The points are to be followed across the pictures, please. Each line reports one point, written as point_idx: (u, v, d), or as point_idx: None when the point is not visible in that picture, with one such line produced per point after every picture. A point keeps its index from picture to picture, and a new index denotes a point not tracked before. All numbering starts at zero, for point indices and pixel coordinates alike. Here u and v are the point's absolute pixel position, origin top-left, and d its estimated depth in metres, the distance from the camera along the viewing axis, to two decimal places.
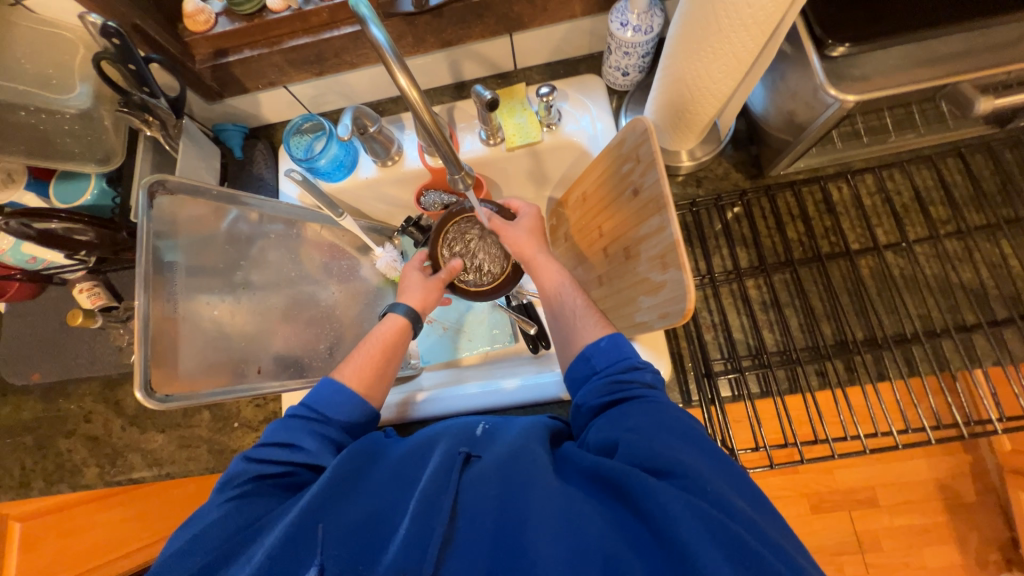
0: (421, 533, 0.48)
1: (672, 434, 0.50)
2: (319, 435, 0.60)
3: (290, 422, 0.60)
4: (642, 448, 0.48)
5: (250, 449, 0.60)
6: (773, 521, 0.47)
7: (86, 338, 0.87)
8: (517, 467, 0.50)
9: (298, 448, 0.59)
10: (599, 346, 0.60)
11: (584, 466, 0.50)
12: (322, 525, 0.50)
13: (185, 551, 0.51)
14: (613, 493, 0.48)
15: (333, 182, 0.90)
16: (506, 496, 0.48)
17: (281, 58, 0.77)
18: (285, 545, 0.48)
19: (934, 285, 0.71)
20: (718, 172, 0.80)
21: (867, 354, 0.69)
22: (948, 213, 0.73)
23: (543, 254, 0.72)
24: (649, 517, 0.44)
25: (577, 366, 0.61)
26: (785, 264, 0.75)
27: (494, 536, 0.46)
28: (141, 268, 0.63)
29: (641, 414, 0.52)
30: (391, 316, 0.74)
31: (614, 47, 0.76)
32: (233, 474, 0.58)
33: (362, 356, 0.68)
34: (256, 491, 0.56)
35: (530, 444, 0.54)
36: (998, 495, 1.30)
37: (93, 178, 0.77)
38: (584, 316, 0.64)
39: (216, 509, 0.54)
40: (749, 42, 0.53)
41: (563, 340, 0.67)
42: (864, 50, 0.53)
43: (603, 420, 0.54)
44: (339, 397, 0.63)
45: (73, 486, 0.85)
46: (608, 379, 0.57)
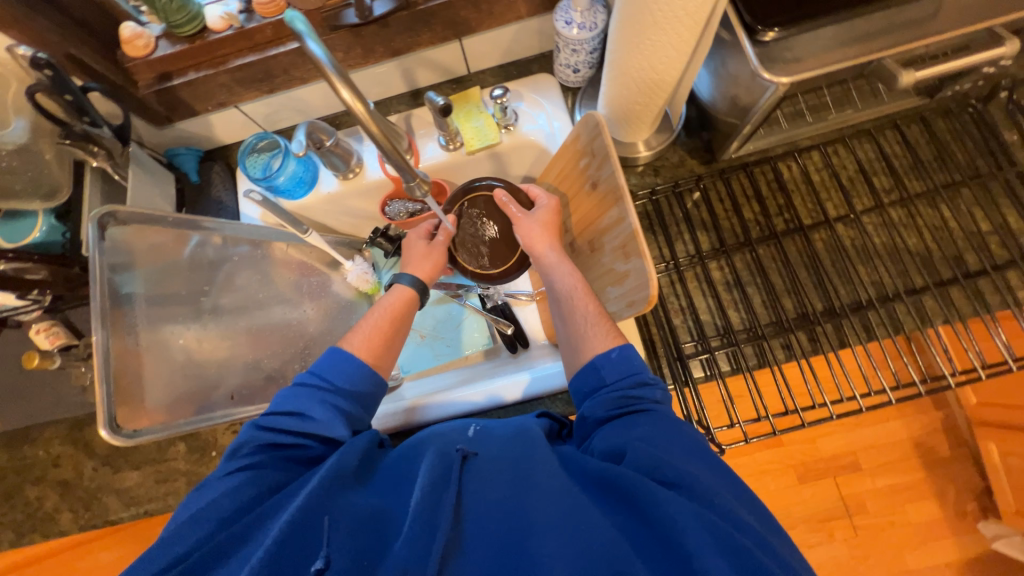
0: (424, 533, 0.48)
1: (677, 445, 0.51)
2: (330, 406, 0.59)
3: (300, 391, 0.59)
4: (650, 456, 0.50)
5: (259, 418, 0.58)
6: (768, 525, 0.49)
7: (48, 381, 0.84)
8: (525, 473, 0.52)
9: (309, 419, 0.58)
10: (610, 359, 0.59)
11: (589, 470, 0.52)
12: (328, 519, 0.48)
13: (191, 521, 0.49)
14: (616, 496, 0.49)
15: (295, 199, 0.89)
16: (512, 498, 0.50)
17: (228, 78, 0.76)
18: (296, 529, 0.47)
19: (884, 252, 0.74)
20: (673, 160, 0.82)
21: (828, 324, 0.72)
22: (890, 182, 0.77)
23: (554, 253, 0.70)
24: (653, 519, 0.46)
25: (587, 376, 0.60)
26: (744, 245, 0.78)
27: (502, 540, 0.48)
28: (96, 301, 0.61)
29: (649, 426, 0.53)
30: (397, 286, 0.73)
31: (562, 45, 0.78)
32: (241, 442, 0.56)
33: (369, 326, 0.68)
34: (265, 463, 0.54)
35: (532, 449, 0.56)
36: (968, 446, 1.37)
37: (41, 215, 0.74)
38: (595, 326, 0.63)
39: (222, 481, 0.52)
40: (685, 29, 0.55)
41: (571, 345, 0.66)
42: (792, 33, 0.56)
43: (610, 428, 0.56)
44: (349, 366, 0.62)
45: (46, 535, 0.82)
46: (618, 393, 0.57)
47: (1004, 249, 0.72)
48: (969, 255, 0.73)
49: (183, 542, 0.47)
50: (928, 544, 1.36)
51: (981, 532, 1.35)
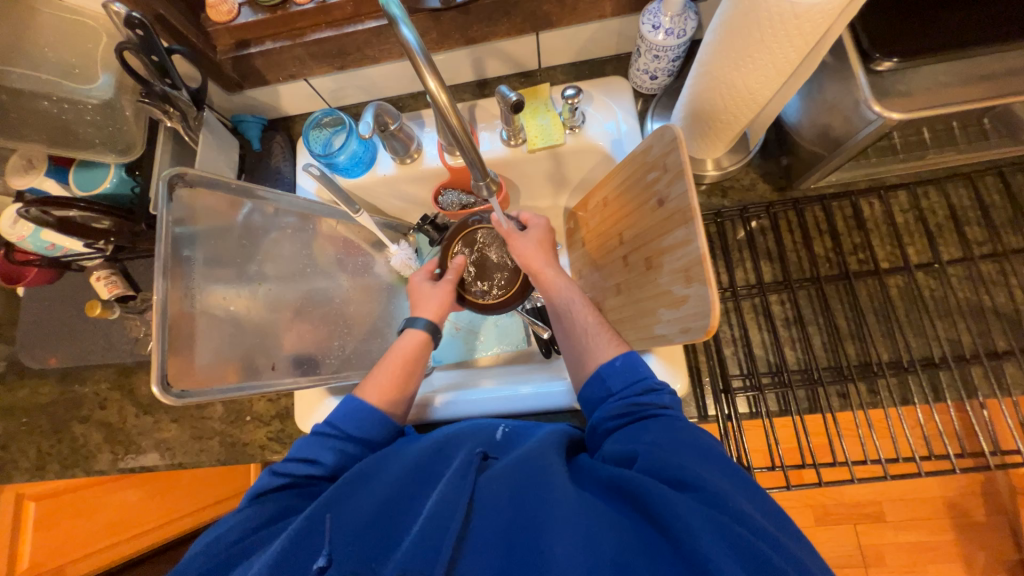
0: (437, 532, 0.46)
1: (691, 451, 0.50)
2: (341, 451, 0.60)
3: (315, 437, 0.60)
4: (663, 461, 0.48)
5: (275, 463, 0.60)
6: (794, 537, 0.46)
7: (102, 326, 0.88)
8: (536, 472, 0.51)
9: (320, 464, 0.58)
10: (614, 366, 0.59)
11: (601, 476, 0.50)
12: (330, 515, 0.50)
13: (202, 552, 0.51)
14: (631, 503, 0.47)
15: (351, 177, 0.89)
16: (521, 499, 0.49)
17: (303, 51, 0.76)
18: (300, 542, 0.48)
19: (966, 308, 0.69)
20: (745, 182, 0.78)
21: (892, 377, 0.67)
22: (983, 234, 0.71)
23: (552, 270, 0.73)
24: (668, 527, 0.43)
25: (591, 386, 0.60)
26: (810, 280, 0.73)
27: (512, 541, 0.46)
28: (161, 259, 0.62)
29: (659, 430, 0.52)
30: (410, 331, 0.74)
31: (644, 49, 0.74)
32: (259, 485, 0.57)
33: (381, 372, 0.68)
34: (276, 498, 0.56)
35: (547, 451, 0.54)
36: (1009, 516, 1.28)
37: (112, 168, 0.76)
38: (596, 336, 0.65)
39: (233, 514, 0.54)
40: (792, 51, 0.51)
41: (577, 359, 0.66)
42: (912, 65, 0.51)
43: (619, 435, 0.55)
44: (363, 413, 0.62)
45: (87, 471, 0.86)
46: (626, 401, 0.56)
47: None
48: None
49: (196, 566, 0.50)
50: None
51: None
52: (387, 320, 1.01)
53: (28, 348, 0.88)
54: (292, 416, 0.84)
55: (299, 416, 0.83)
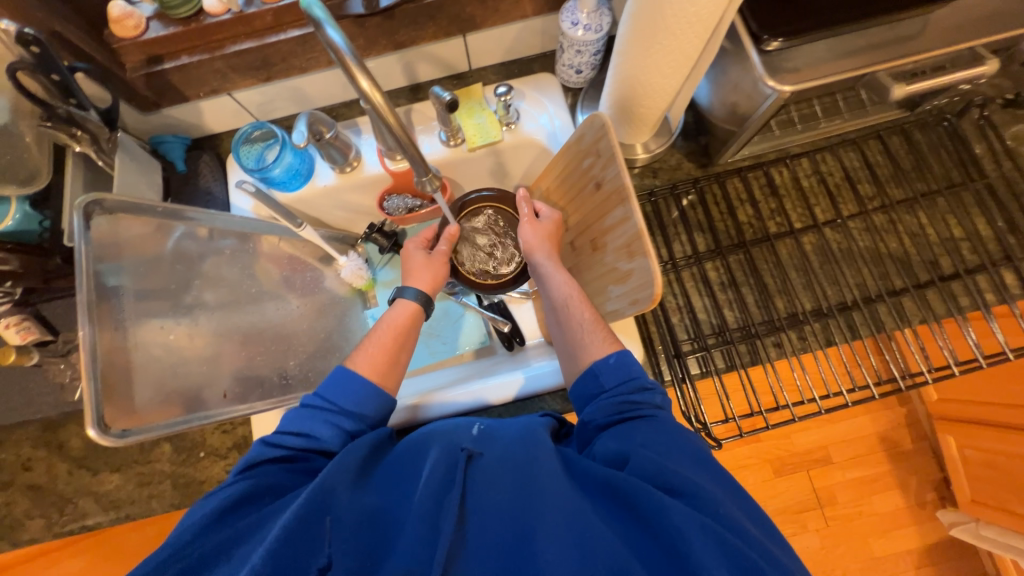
0: (428, 530, 0.48)
1: (682, 454, 0.51)
2: (336, 427, 0.58)
3: (306, 413, 0.58)
4: (658, 468, 0.49)
5: (267, 434, 0.57)
6: (768, 529, 0.49)
7: (18, 378, 0.79)
8: (528, 474, 0.51)
9: (312, 437, 0.57)
10: (608, 364, 0.59)
11: (592, 476, 0.51)
12: (331, 519, 0.48)
13: (188, 528, 0.48)
14: (621, 504, 0.49)
15: (289, 191, 0.86)
16: (516, 502, 0.49)
17: (223, 64, 0.73)
18: (295, 541, 0.46)
19: (868, 256, 0.79)
20: (672, 162, 0.84)
21: (816, 323, 0.76)
22: (873, 190, 0.81)
23: (550, 262, 0.71)
24: (660, 531, 0.45)
25: (585, 382, 0.60)
26: (738, 246, 0.80)
27: (506, 542, 0.47)
28: (83, 295, 0.57)
29: (650, 433, 0.52)
30: (402, 301, 0.71)
31: (566, 46, 0.78)
32: (249, 456, 0.55)
33: (374, 346, 0.66)
34: (266, 472, 0.54)
35: (537, 452, 0.54)
36: (929, 440, 1.46)
37: (13, 203, 0.69)
38: (591, 332, 0.64)
39: (218, 490, 0.52)
40: (695, 36, 0.56)
41: (569, 354, 0.66)
42: (795, 44, 0.58)
43: (612, 432, 0.55)
44: (357, 385, 0.61)
45: (15, 543, 0.77)
46: (618, 399, 0.56)
47: (975, 255, 0.77)
48: (944, 259, 0.77)
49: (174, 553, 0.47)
50: (891, 533, 1.44)
51: (939, 521, 1.44)
52: (343, 334, 0.99)
53: None
54: (252, 445, 0.80)
55: None
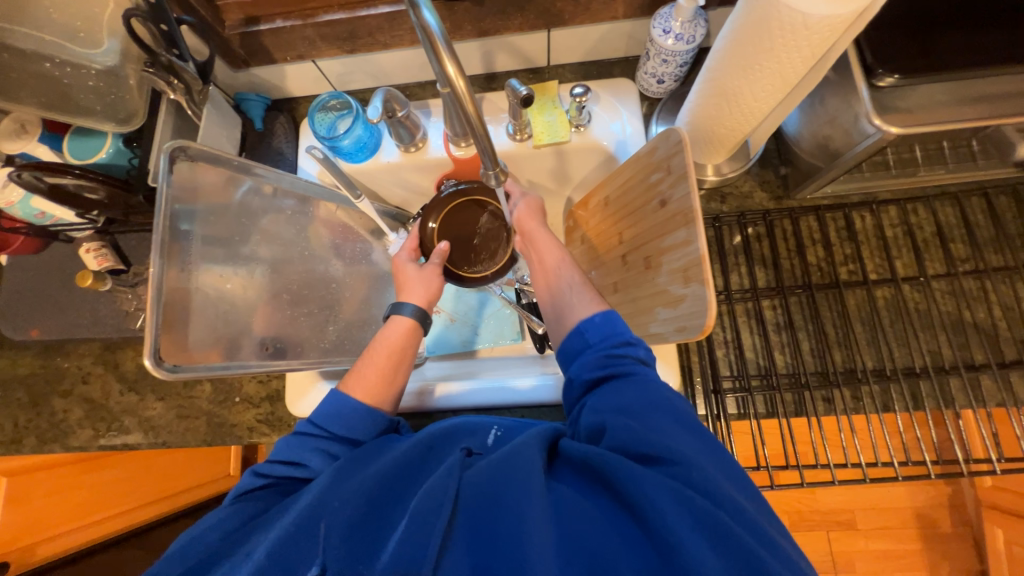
0: (421, 527, 0.47)
1: (664, 419, 0.49)
2: (324, 452, 0.60)
3: (297, 440, 0.60)
4: (636, 437, 0.48)
5: (257, 464, 0.60)
6: (767, 509, 0.47)
7: (89, 299, 0.85)
8: (512, 454, 0.50)
9: (301, 466, 0.59)
10: (593, 322, 0.59)
11: (575, 455, 0.50)
12: (324, 523, 0.49)
13: (181, 551, 0.51)
14: (608, 489, 0.48)
15: (354, 162, 0.88)
16: (500, 486, 0.48)
17: (314, 32, 0.76)
18: (284, 553, 0.47)
19: (948, 322, 0.72)
20: (743, 189, 0.80)
21: (875, 385, 0.70)
22: (967, 251, 0.74)
23: (542, 231, 0.75)
24: (643, 512, 0.43)
25: (570, 341, 0.60)
26: (802, 287, 0.75)
27: (490, 522, 0.46)
28: (158, 233, 0.61)
29: (631, 394, 0.51)
30: (397, 319, 0.72)
31: (653, 53, 0.75)
32: (241, 486, 0.59)
33: (369, 368, 0.67)
34: (258, 498, 0.57)
35: (525, 435, 0.53)
36: (971, 527, 1.36)
37: (109, 137, 0.76)
38: (580, 293, 0.65)
39: (214, 514, 0.55)
40: (800, 61, 0.52)
41: (556, 317, 0.66)
42: (912, 83, 0.53)
43: (595, 396, 0.54)
44: (349, 414, 0.62)
45: (66, 447, 0.84)
46: (601, 353, 0.56)
47: None
48: None
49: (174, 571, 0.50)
50: None
51: None
52: (383, 310, 1.01)
53: (9, 317, 0.86)
54: (282, 400, 0.84)
55: (290, 398, 0.82)
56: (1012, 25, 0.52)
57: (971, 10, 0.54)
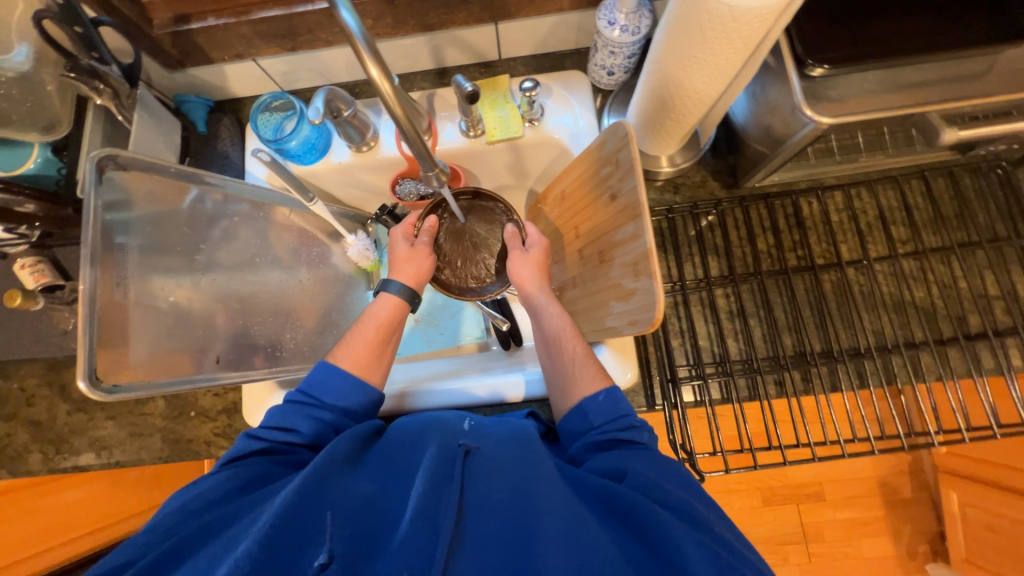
0: (428, 529, 0.49)
1: (673, 477, 0.55)
2: (317, 420, 0.63)
3: (291, 407, 0.63)
4: (652, 483, 0.52)
5: (251, 428, 0.62)
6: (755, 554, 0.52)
7: (26, 318, 0.81)
8: (527, 477, 0.53)
9: (295, 432, 0.61)
10: (598, 402, 0.62)
11: (588, 484, 0.54)
12: (330, 513, 0.50)
13: (175, 515, 0.52)
14: (615, 514, 0.51)
15: (304, 164, 0.86)
16: (514, 502, 0.51)
17: (249, 29, 0.73)
18: (281, 538, 0.47)
19: (890, 303, 0.74)
20: (696, 179, 0.81)
21: (823, 366, 0.72)
22: (907, 233, 0.76)
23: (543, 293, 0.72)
24: (654, 541, 0.47)
25: (574, 418, 0.63)
26: (753, 275, 0.77)
27: (504, 540, 0.48)
28: (87, 245, 0.59)
29: (645, 456, 0.56)
30: (385, 295, 0.73)
31: (601, 45, 0.75)
32: (234, 449, 0.60)
33: (357, 341, 0.69)
34: (254, 463, 0.58)
35: (534, 454, 0.57)
36: (930, 491, 1.44)
37: (37, 146, 0.71)
38: (581, 367, 0.66)
39: (205, 480, 0.56)
40: (733, 51, 0.52)
41: (558, 387, 0.68)
42: (841, 72, 0.54)
43: (605, 454, 0.58)
44: (336, 381, 0.65)
45: (13, 473, 0.80)
46: (605, 436, 0.60)
47: (1008, 315, 0.72)
48: (972, 317, 0.73)
49: (156, 539, 0.50)
50: None
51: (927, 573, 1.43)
52: (345, 312, 0.99)
53: None
54: (241, 411, 0.81)
55: (249, 409, 0.80)
56: (934, 13, 0.54)
57: None
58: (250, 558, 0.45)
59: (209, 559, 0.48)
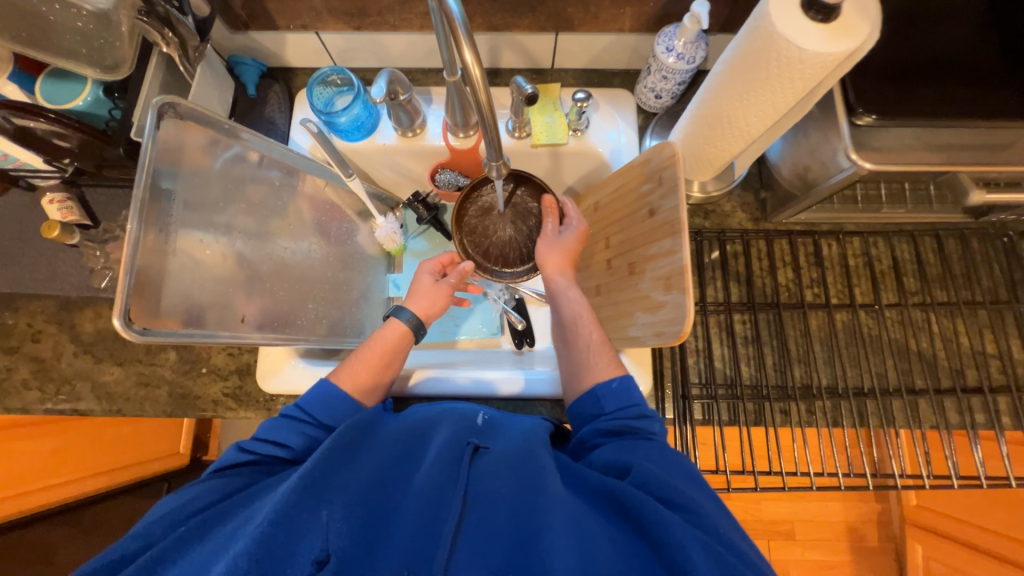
0: (427, 535, 0.50)
1: (679, 471, 0.55)
2: (308, 436, 0.62)
3: (283, 422, 0.62)
4: (659, 480, 0.53)
5: (243, 440, 0.61)
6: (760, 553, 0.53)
7: (46, 253, 0.80)
8: (530, 479, 0.54)
9: (287, 448, 0.60)
10: (610, 388, 0.64)
11: (591, 483, 0.55)
12: (325, 510, 0.50)
13: (165, 520, 0.52)
14: (620, 511, 0.52)
15: (349, 141, 0.87)
16: (517, 502, 0.52)
17: (321, 3, 0.74)
18: (274, 540, 0.46)
19: (895, 348, 0.78)
20: (725, 208, 0.85)
21: (828, 401, 0.75)
22: (917, 285, 0.80)
23: (566, 276, 0.77)
24: (658, 543, 0.47)
25: (587, 402, 0.66)
26: (771, 305, 0.80)
27: (506, 544, 0.49)
28: (138, 191, 0.57)
29: (649, 449, 0.57)
30: (393, 321, 0.76)
31: (655, 68, 0.78)
32: (223, 459, 0.59)
33: (359, 362, 0.70)
34: (244, 471, 0.59)
35: (536, 455, 0.57)
36: (894, 543, 1.56)
37: (90, 84, 0.71)
38: (597, 354, 0.70)
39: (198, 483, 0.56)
40: (790, 93, 0.55)
41: (572, 373, 0.71)
42: (886, 124, 0.57)
43: (613, 445, 0.59)
44: (336, 401, 0.64)
45: (6, 408, 0.78)
46: (615, 422, 0.62)
47: (1002, 374, 0.76)
48: (970, 371, 0.77)
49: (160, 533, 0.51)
50: None
51: None
52: (364, 291, 1.00)
53: None
54: (253, 374, 0.81)
55: (260, 373, 0.80)
56: (974, 85, 0.58)
57: (945, 65, 0.59)
58: (248, 554, 0.45)
59: (204, 557, 0.48)
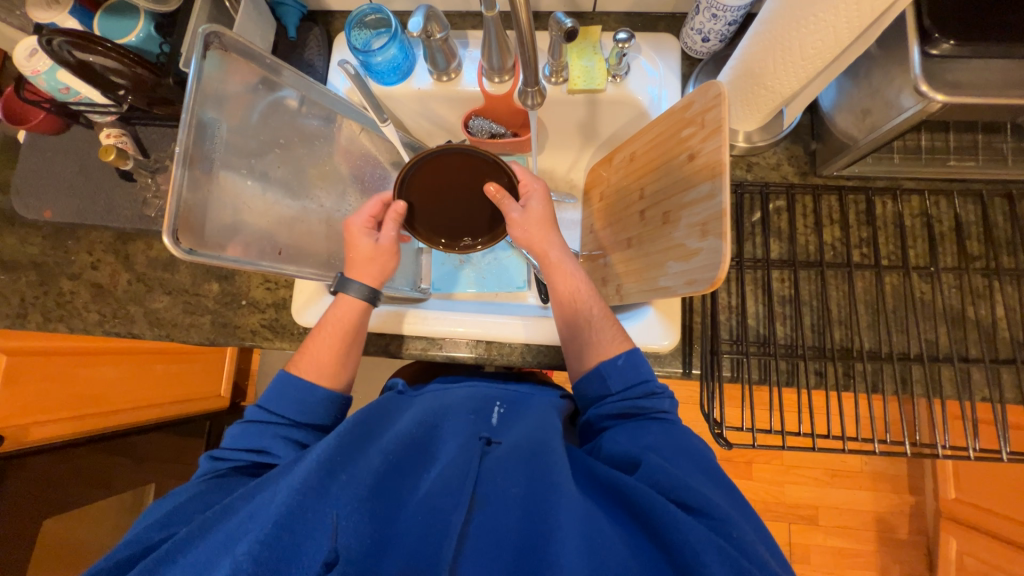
0: (439, 527, 0.48)
1: (687, 466, 0.55)
2: (281, 436, 0.64)
3: (254, 428, 0.64)
4: (669, 477, 0.52)
5: (216, 448, 0.64)
6: (778, 557, 0.51)
7: (104, 186, 0.85)
8: (541, 472, 0.53)
9: (264, 453, 0.62)
10: (617, 365, 0.65)
11: (599, 476, 0.54)
12: (337, 497, 0.48)
13: (163, 518, 0.54)
14: (630, 512, 0.51)
15: (384, 84, 0.87)
16: (530, 498, 0.51)
17: None
18: (282, 536, 0.44)
19: (949, 315, 0.73)
20: (770, 161, 0.81)
21: (869, 364, 0.72)
22: (982, 249, 0.74)
23: (558, 252, 0.73)
24: (670, 546, 0.46)
25: (592, 384, 0.66)
26: (813, 264, 0.76)
27: (518, 543, 0.47)
28: (181, 144, 0.59)
29: (656, 434, 0.59)
30: (346, 297, 0.73)
31: (704, 6, 0.73)
32: (203, 469, 0.62)
33: (317, 346, 0.70)
34: (231, 476, 0.61)
35: (552, 445, 0.56)
36: (926, 537, 1.50)
37: (141, 21, 0.74)
38: (602, 328, 0.69)
39: (191, 488, 0.59)
40: (848, 30, 0.51)
41: (574, 348, 0.70)
42: (964, 54, 0.52)
43: (621, 431, 0.61)
44: (301, 397, 0.66)
45: (70, 327, 0.85)
46: (623, 403, 0.63)
47: None
48: None
49: (159, 531, 0.52)
50: None
51: None
52: None
53: (21, 193, 0.86)
54: (289, 309, 0.85)
55: (295, 305, 0.83)
56: None
57: None
58: (252, 556, 0.42)
59: (209, 551, 0.46)
